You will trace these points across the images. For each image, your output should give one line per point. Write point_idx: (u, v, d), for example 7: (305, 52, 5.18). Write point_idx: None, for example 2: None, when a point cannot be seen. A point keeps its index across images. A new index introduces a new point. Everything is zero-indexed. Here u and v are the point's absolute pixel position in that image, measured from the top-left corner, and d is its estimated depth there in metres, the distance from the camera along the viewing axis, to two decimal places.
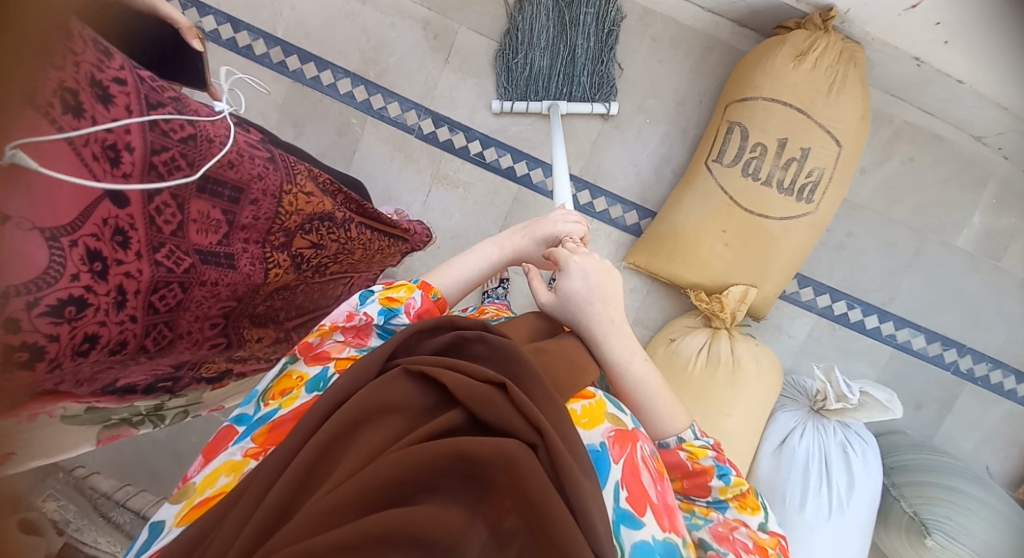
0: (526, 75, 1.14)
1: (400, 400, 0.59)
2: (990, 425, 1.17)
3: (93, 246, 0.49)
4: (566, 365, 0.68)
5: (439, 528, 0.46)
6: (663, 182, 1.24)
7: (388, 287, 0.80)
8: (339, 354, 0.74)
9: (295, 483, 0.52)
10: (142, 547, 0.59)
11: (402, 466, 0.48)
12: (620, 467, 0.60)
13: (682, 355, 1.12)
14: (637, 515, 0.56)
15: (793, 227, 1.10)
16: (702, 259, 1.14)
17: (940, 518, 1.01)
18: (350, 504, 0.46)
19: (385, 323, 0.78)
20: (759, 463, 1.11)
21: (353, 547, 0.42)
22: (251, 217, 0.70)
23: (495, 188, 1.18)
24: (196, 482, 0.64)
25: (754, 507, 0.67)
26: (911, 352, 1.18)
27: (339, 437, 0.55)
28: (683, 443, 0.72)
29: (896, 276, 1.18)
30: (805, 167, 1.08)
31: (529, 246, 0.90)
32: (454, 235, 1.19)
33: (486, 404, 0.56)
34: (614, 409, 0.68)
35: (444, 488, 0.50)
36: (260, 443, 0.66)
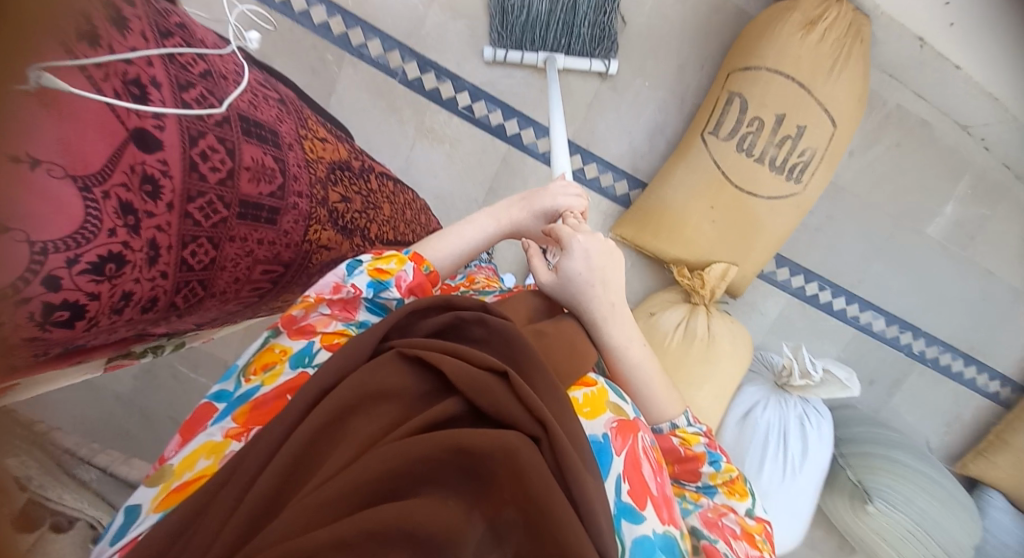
0: (522, 20, 1.03)
1: (397, 385, 0.57)
2: (931, 403, 1.26)
3: (127, 197, 0.43)
4: (564, 351, 0.67)
5: (436, 522, 0.44)
6: (656, 150, 1.20)
7: (379, 258, 0.75)
8: (325, 329, 0.71)
9: (287, 470, 0.49)
10: (117, 532, 0.55)
11: (405, 458, 0.47)
12: (621, 459, 0.61)
13: (661, 329, 1.14)
14: (638, 509, 0.57)
15: (778, 208, 1.10)
16: (689, 235, 1.13)
17: (879, 486, 1.11)
18: (347, 496, 0.45)
19: (374, 297, 0.74)
20: (724, 433, 1.17)
21: (349, 543, 0.40)
22: (296, 168, 0.69)
23: (484, 147, 1.12)
24: (172, 464, 0.60)
25: (742, 493, 0.69)
26: (870, 333, 1.24)
27: (326, 425, 0.52)
28: (677, 428, 0.74)
29: (867, 260, 1.21)
30: (798, 146, 1.06)
31: (526, 219, 0.87)
32: (439, 196, 1.14)
33: (489, 396, 0.55)
34: (616, 397, 0.68)
35: (440, 477, 0.49)
36: (241, 423, 0.63)
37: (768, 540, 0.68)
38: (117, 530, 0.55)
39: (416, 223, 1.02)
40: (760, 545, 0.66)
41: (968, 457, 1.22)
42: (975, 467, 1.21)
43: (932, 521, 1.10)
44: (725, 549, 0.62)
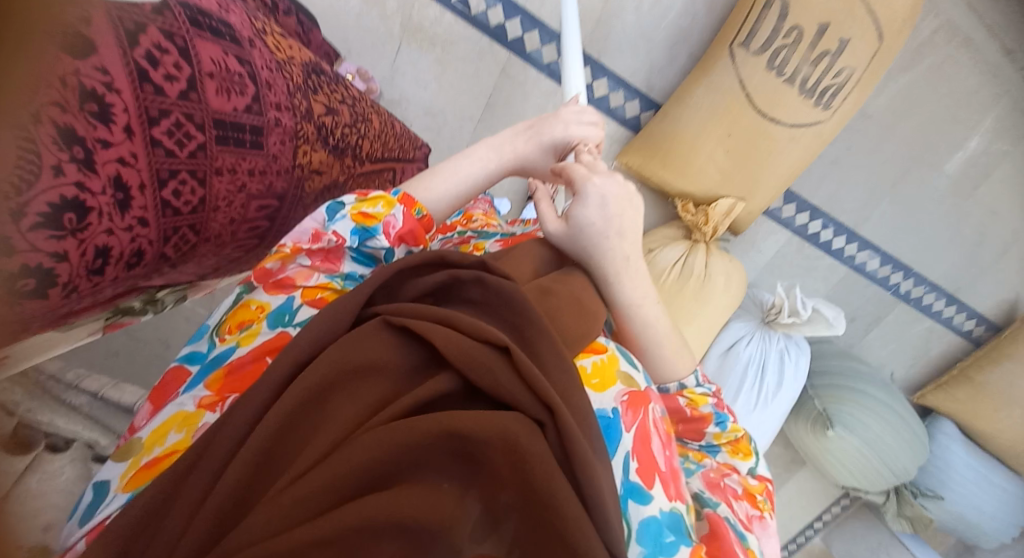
0: None
1: (381, 358, 0.45)
2: (906, 340, 1.29)
3: (67, 124, 0.39)
4: (575, 313, 0.58)
5: (433, 515, 0.36)
6: (675, 63, 1.06)
7: (363, 198, 0.63)
8: (306, 283, 0.59)
9: (254, 461, 0.38)
10: (85, 512, 0.47)
11: (393, 446, 0.37)
12: (632, 435, 0.55)
13: (657, 267, 1.10)
14: (645, 489, 0.53)
15: (799, 138, 1.00)
16: (698, 163, 1.05)
17: (843, 415, 1.18)
18: (323, 493, 0.35)
19: (359, 246, 0.62)
20: (705, 363, 1.20)
21: (328, 543, 0.32)
22: (267, 73, 0.62)
23: (480, 54, 0.96)
24: (141, 436, 0.51)
25: (747, 453, 0.68)
26: (862, 272, 1.23)
27: (308, 404, 0.41)
28: (685, 389, 0.71)
29: (877, 198, 1.15)
30: (835, 65, 0.94)
31: (533, 153, 0.76)
32: (429, 111, 1.01)
33: (479, 368, 0.44)
34: (626, 366, 0.62)
35: (434, 463, 0.39)
36: (214, 391, 0.52)
37: (768, 500, 0.67)
38: (85, 510, 0.47)
39: (411, 144, 0.95)
40: (762, 506, 0.64)
41: (928, 388, 1.30)
42: (932, 398, 1.29)
43: (886, 447, 1.17)
44: (727, 514, 0.58)
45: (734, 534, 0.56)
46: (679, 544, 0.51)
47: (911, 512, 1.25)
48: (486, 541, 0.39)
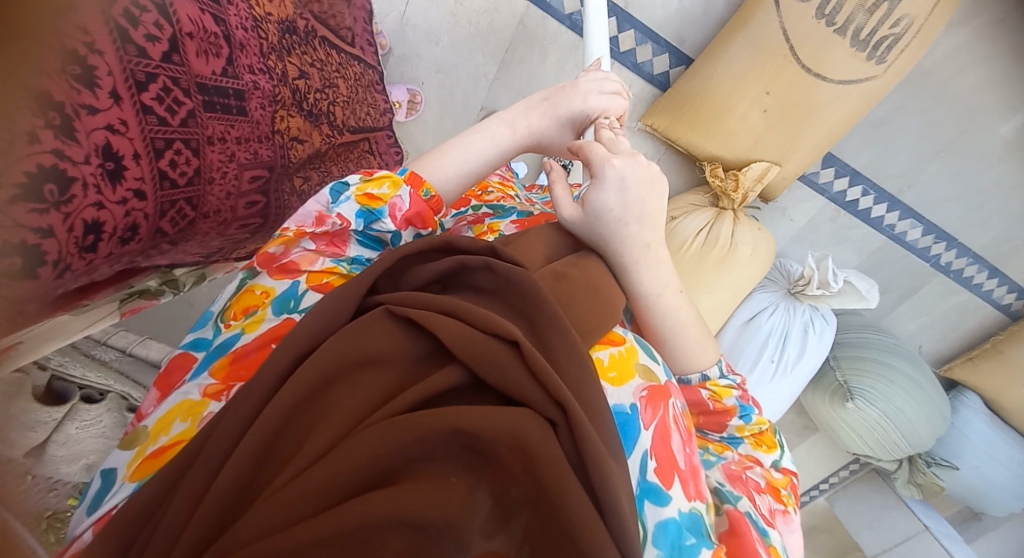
0: None
1: (385, 348, 0.41)
2: (939, 313, 1.23)
3: (45, 91, 0.38)
4: (594, 301, 0.55)
5: (441, 509, 0.32)
6: (710, 14, 0.96)
7: (369, 175, 0.56)
8: (311, 267, 0.53)
9: (254, 456, 0.35)
10: (94, 501, 0.42)
11: (398, 443, 0.34)
12: (649, 434, 0.53)
13: (680, 237, 1.05)
14: (664, 490, 0.51)
15: (846, 96, 0.91)
16: (730, 125, 0.97)
17: (864, 386, 1.15)
18: (323, 489, 0.31)
19: (365, 230, 0.56)
20: (723, 334, 1.17)
21: (333, 539, 0.29)
22: (242, 30, 0.58)
23: (496, 5, 0.88)
24: (148, 424, 0.45)
25: (770, 446, 0.67)
26: (900, 242, 1.16)
27: (306, 398, 0.38)
28: (707, 380, 0.68)
29: (924, 162, 1.06)
30: (893, 12, 0.83)
31: (550, 127, 0.71)
32: (441, 70, 0.94)
33: (489, 364, 0.40)
34: (645, 358, 0.59)
35: (443, 456, 0.35)
36: (220, 379, 0.46)
37: (792, 493, 0.66)
38: (93, 498, 0.42)
39: (385, 110, 0.90)
40: (786, 500, 0.64)
41: (956, 361, 1.25)
42: (959, 372, 1.23)
43: (906, 417, 1.15)
44: (748, 509, 0.57)
45: (754, 531, 0.55)
46: (699, 545, 0.50)
47: (923, 479, 1.23)
48: (498, 536, 0.35)
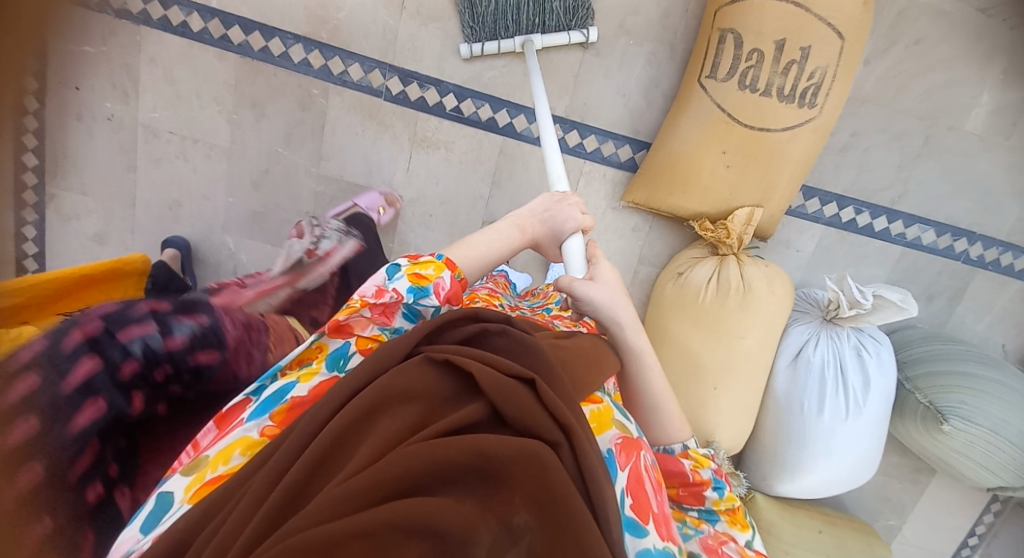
0: (493, 9, 0.98)
1: (421, 387, 0.49)
2: (1003, 307, 1.18)
3: None
4: (594, 370, 0.65)
5: (458, 521, 0.38)
6: (654, 107, 1.11)
7: (416, 261, 0.65)
8: (361, 332, 0.62)
9: (307, 471, 0.42)
10: (148, 521, 0.45)
11: (433, 460, 0.41)
12: (626, 475, 0.60)
13: (692, 286, 1.10)
14: (641, 523, 0.58)
15: (798, 136, 1.00)
16: (705, 185, 1.06)
17: (954, 404, 1.05)
18: (371, 491, 0.38)
19: (413, 303, 0.63)
20: (776, 378, 1.13)
21: (370, 534, 0.35)
22: None
23: (478, 143, 1.10)
24: (209, 453, 0.51)
25: (742, 523, 0.74)
26: (920, 248, 1.15)
27: (351, 430, 0.45)
28: (688, 449, 0.77)
29: (905, 171, 1.11)
30: (806, 69, 0.95)
31: (544, 234, 0.88)
32: (444, 201, 1.14)
33: (514, 400, 0.48)
34: (620, 416, 0.68)
35: (460, 480, 0.42)
36: (276, 422, 0.53)
37: None
38: (148, 518, 0.45)
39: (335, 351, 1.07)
40: None
41: None
42: None
43: (1013, 429, 1.04)
44: None
45: None
46: None
47: None
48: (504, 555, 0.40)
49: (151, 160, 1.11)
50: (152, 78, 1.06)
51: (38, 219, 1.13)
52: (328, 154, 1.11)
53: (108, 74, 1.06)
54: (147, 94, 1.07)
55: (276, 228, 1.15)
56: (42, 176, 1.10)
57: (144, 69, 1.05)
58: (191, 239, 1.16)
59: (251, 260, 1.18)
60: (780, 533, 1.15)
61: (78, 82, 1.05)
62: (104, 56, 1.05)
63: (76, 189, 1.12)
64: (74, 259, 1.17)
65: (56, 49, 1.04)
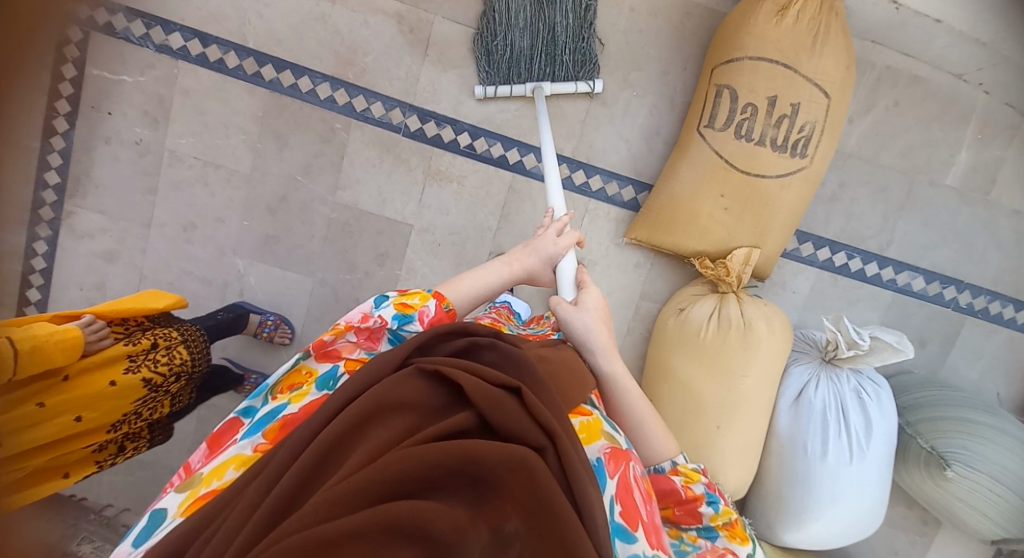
0: (507, 57, 1.06)
1: (413, 397, 0.51)
2: (992, 354, 1.22)
3: None
4: (575, 386, 0.66)
5: (449, 525, 0.39)
6: (655, 152, 1.17)
7: (404, 292, 0.67)
8: (349, 354, 0.64)
9: (303, 473, 0.44)
10: (141, 534, 0.52)
11: (422, 463, 0.42)
12: (614, 481, 0.60)
13: (692, 323, 1.11)
14: (630, 529, 0.57)
15: (790, 184, 1.04)
16: (703, 227, 1.09)
17: (956, 450, 1.04)
18: (364, 491, 0.40)
19: (398, 330, 0.64)
20: (779, 418, 1.12)
21: (363, 535, 0.36)
22: None
23: (489, 179, 1.16)
24: (202, 472, 0.56)
25: (743, 537, 0.69)
26: (910, 293, 1.20)
27: (344, 436, 0.47)
28: (677, 466, 0.74)
29: (891, 222, 1.17)
30: (796, 123, 1.00)
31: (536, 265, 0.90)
32: (453, 232, 1.18)
33: (502, 408, 0.49)
34: (609, 428, 0.68)
35: (452, 486, 0.43)
36: (269, 439, 0.57)
37: None
38: (144, 531, 0.52)
39: None
40: None
41: None
42: None
43: (1014, 478, 1.04)
44: None
45: None
46: None
47: None
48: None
49: (172, 184, 1.15)
50: (183, 108, 1.12)
51: (50, 235, 1.16)
52: (344, 184, 1.16)
53: (140, 103, 1.12)
54: (176, 122, 1.13)
55: (287, 252, 1.18)
56: (61, 195, 1.14)
57: (176, 99, 1.12)
58: (201, 261, 1.19)
59: (259, 283, 1.20)
60: None
61: (110, 108, 1.12)
62: (139, 85, 1.11)
63: (93, 208, 1.15)
64: (80, 277, 1.18)
65: (94, 78, 1.11)
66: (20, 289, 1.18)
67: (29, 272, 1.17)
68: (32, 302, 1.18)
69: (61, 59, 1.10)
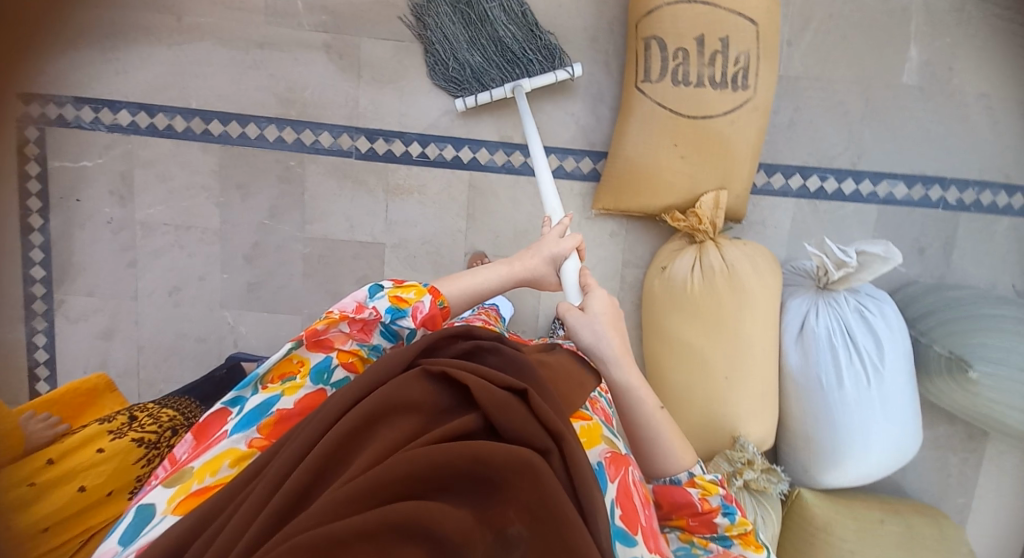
0: (469, 75, 1.08)
1: (419, 397, 0.47)
2: (998, 246, 1.18)
3: None
4: (576, 387, 0.62)
5: (457, 525, 0.37)
6: (604, 120, 1.17)
7: (399, 285, 0.65)
8: (342, 345, 0.62)
9: (311, 474, 0.41)
10: (125, 534, 0.50)
11: (433, 463, 0.39)
12: (614, 486, 0.58)
13: (676, 281, 1.08)
14: (630, 533, 0.55)
15: (740, 118, 1.03)
16: (666, 182, 1.08)
17: (978, 349, 0.98)
18: (374, 492, 0.37)
19: (390, 323, 0.62)
20: (787, 357, 1.08)
21: (371, 535, 0.34)
22: None
23: (449, 182, 1.17)
24: (192, 465, 0.55)
25: (759, 545, 0.63)
26: (895, 202, 1.17)
27: (350, 438, 0.44)
28: (694, 476, 0.67)
29: (856, 136, 1.15)
30: (731, 56, 1.01)
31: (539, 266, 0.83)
32: (426, 241, 1.19)
33: (509, 412, 0.45)
34: (609, 434, 0.67)
35: (455, 487, 0.40)
36: (263, 434, 0.57)
37: None
38: (129, 528, 0.50)
39: None
40: None
41: None
42: None
43: None
44: None
45: None
46: None
47: None
48: None
49: (149, 252, 1.19)
50: (145, 179, 1.17)
51: (47, 326, 1.21)
52: (311, 218, 1.18)
53: (106, 184, 1.17)
54: (141, 194, 1.17)
55: (271, 296, 1.21)
56: (50, 286, 1.19)
57: (137, 172, 1.16)
58: (192, 321, 1.22)
59: (251, 332, 1.22)
60: (840, 530, 1.07)
61: (79, 194, 1.16)
62: (100, 167, 1.16)
63: (81, 291, 1.20)
64: (84, 360, 1.22)
65: (59, 169, 1.16)
66: (31, 383, 1.23)
67: (36, 365, 1.22)
68: (43, 393, 1.23)
69: (25, 159, 1.15)
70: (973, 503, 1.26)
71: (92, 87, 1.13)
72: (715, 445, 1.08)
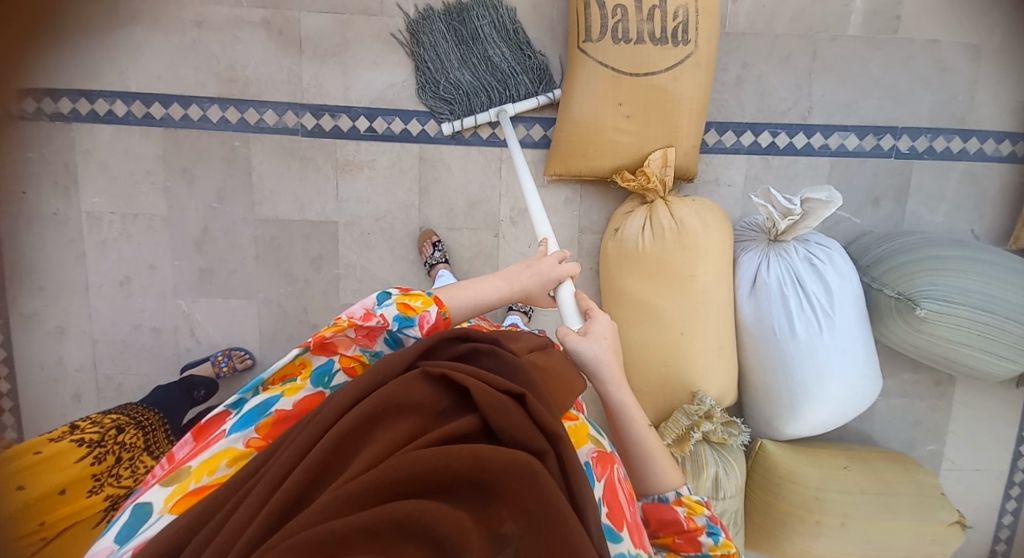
0: (456, 92, 1.11)
1: (419, 398, 0.43)
2: (952, 193, 1.18)
3: None
4: (563, 390, 0.55)
5: (455, 524, 0.34)
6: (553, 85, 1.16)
7: (405, 291, 0.60)
8: (345, 351, 0.58)
9: (311, 474, 0.38)
10: (120, 533, 0.46)
11: (436, 466, 0.37)
12: (602, 484, 0.54)
13: (629, 240, 1.08)
14: (617, 530, 0.51)
15: (682, 74, 1.03)
16: (612, 142, 1.07)
17: (927, 289, 1.00)
18: (374, 491, 0.35)
19: (397, 332, 0.58)
20: (741, 310, 1.09)
21: (373, 534, 0.33)
22: None
23: (398, 156, 1.16)
24: (191, 464, 0.50)
25: None
26: (847, 154, 1.16)
27: (348, 438, 0.40)
28: (682, 496, 0.61)
29: (805, 89, 1.14)
30: (668, 10, 1.00)
31: (537, 285, 0.80)
32: (379, 218, 1.18)
33: (508, 417, 0.42)
34: (595, 431, 0.61)
35: (456, 490, 0.38)
36: (262, 434, 0.52)
37: None
38: (125, 528, 0.46)
39: None
40: None
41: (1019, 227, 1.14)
42: None
43: (994, 301, 0.99)
44: None
45: None
46: None
47: None
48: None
49: (97, 243, 1.17)
50: (89, 167, 1.14)
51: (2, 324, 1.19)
52: (260, 199, 1.16)
53: (48, 174, 1.14)
54: (86, 183, 1.15)
55: (224, 281, 1.19)
56: None
57: (81, 160, 1.14)
58: (145, 310, 1.20)
59: (207, 317, 1.21)
60: (803, 478, 1.07)
61: (23, 187, 1.14)
62: (42, 158, 1.14)
63: (31, 286, 1.18)
64: (38, 355, 1.21)
65: None
66: None
67: None
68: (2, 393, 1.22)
69: None
70: (943, 452, 1.27)
71: (27, 76, 1.11)
72: (675, 402, 1.09)
